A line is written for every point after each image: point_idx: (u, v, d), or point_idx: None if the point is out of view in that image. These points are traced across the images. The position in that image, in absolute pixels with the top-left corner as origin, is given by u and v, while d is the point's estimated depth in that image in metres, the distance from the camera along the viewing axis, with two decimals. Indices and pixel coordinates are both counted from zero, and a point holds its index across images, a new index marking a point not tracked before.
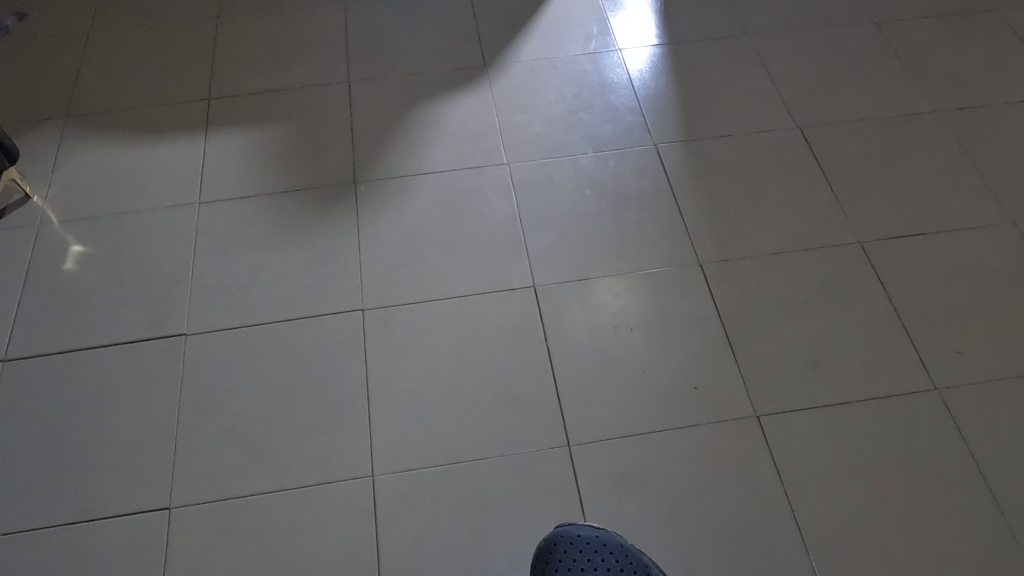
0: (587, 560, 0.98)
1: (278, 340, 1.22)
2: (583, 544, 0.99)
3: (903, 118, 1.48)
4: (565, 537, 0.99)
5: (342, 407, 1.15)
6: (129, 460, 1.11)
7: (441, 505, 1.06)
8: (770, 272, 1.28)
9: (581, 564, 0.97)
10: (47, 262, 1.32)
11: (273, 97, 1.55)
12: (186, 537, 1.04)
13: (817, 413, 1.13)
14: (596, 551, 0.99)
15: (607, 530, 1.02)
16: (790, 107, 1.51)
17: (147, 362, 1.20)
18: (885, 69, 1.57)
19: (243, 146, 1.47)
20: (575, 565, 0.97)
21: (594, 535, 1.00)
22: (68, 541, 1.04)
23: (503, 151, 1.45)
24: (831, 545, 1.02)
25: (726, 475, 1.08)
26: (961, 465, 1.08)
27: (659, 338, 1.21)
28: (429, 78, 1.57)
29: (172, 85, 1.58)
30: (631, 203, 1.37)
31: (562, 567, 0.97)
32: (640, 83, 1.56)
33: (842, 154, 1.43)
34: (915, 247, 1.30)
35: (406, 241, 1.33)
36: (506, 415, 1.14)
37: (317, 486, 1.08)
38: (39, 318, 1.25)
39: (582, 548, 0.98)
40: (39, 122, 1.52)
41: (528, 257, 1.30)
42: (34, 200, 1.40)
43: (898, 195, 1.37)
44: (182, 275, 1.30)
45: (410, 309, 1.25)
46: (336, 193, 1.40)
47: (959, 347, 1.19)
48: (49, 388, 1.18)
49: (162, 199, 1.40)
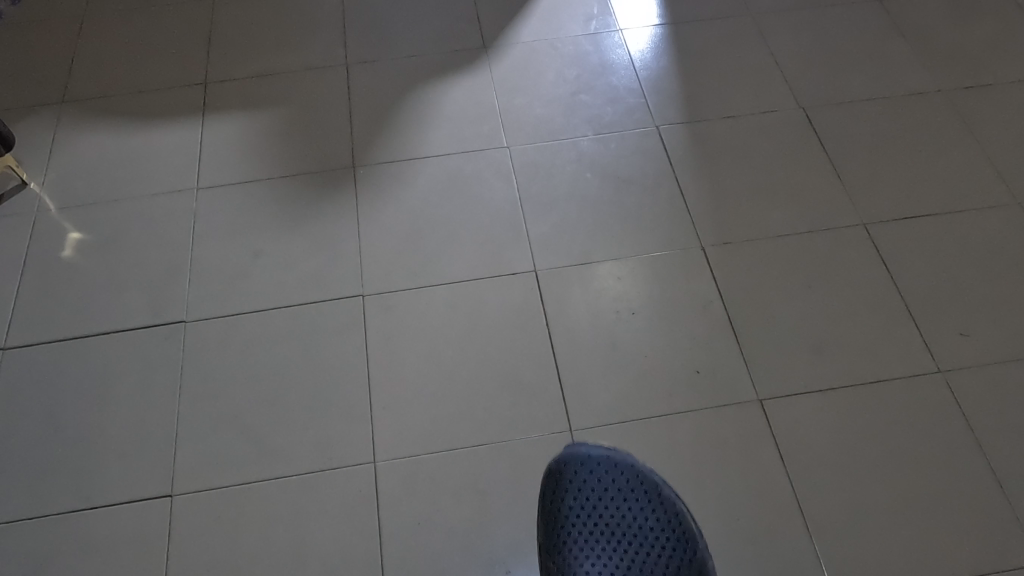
0: (597, 481, 1.05)
1: (278, 327, 1.21)
2: (594, 465, 1.05)
3: (908, 98, 1.46)
4: (577, 457, 1.05)
5: (342, 394, 1.14)
6: (130, 447, 1.11)
7: (443, 492, 1.06)
8: (772, 255, 1.27)
9: (592, 484, 1.05)
10: (45, 249, 1.31)
11: (271, 81, 1.53)
12: (189, 524, 1.04)
13: (820, 397, 1.12)
14: (606, 472, 1.05)
15: (617, 450, 1.08)
16: (794, 88, 1.49)
17: (148, 349, 1.19)
18: (890, 47, 1.54)
19: (240, 131, 1.46)
20: (584, 485, 1.04)
21: (604, 455, 1.06)
22: (71, 528, 1.04)
23: (503, 135, 1.43)
24: (833, 530, 1.02)
25: (729, 459, 1.07)
26: (965, 449, 1.08)
27: (661, 322, 1.20)
28: (428, 60, 1.56)
29: (168, 70, 1.56)
30: (633, 186, 1.36)
31: (572, 486, 1.04)
32: (641, 63, 1.54)
33: (846, 135, 1.41)
34: (921, 228, 1.29)
35: (405, 226, 1.31)
36: (508, 401, 1.13)
37: (319, 473, 1.08)
38: (38, 307, 1.24)
39: (592, 468, 1.05)
40: (36, 108, 1.51)
41: (528, 241, 1.29)
42: (31, 186, 1.39)
43: (903, 175, 1.35)
44: (181, 262, 1.29)
45: (410, 295, 1.24)
46: (334, 178, 1.38)
47: (964, 330, 1.18)
48: (50, 375, 1.17)
49: (159, 185, 1.39)
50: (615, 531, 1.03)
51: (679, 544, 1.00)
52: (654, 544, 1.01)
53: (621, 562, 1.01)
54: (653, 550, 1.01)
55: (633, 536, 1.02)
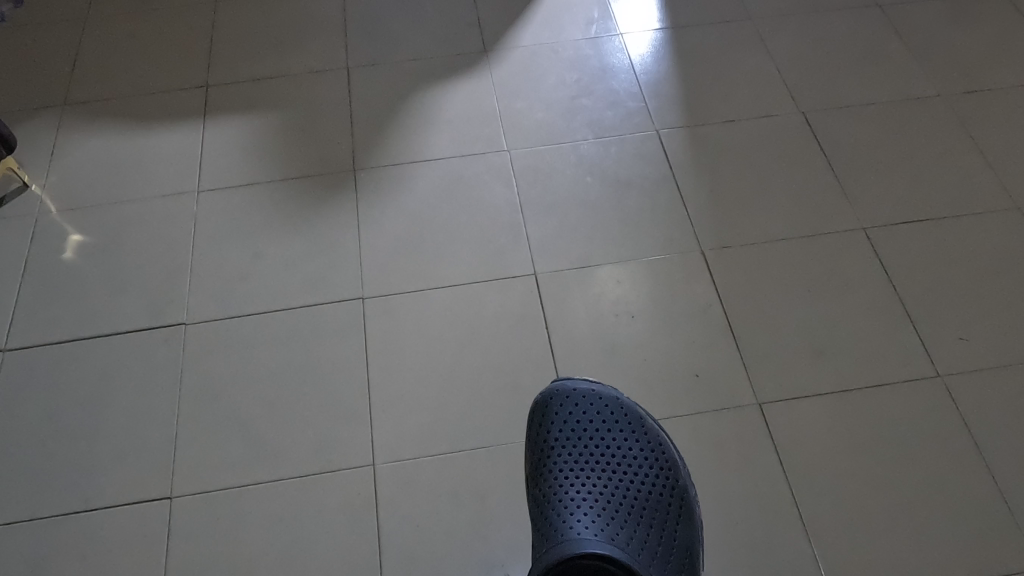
0: (582, 413, 1.05)
1: (278, 329, 1.21)
2: (579, 397, 1.06)
3: (907, 102, 1.47)
4: (562, 391, 1.07)
5: (342, 396, 1.15)
6: (130, 449, 1.11)
7: (443, 494, 1.06)
8: (772, 258, 1.27)
9: (577, 416, 1.05)
10: (46, 251, 1.31)
11: (272, 84, 1.54)
12: (187, 526, 1.04)
13: (819, 401, 1.13)
14: (591, 404, 1.06)
15: (603, 386, 1.09)
16: (793, 92, 1.49)
17: (149, 351, 1.20)
18: (889, 52, 1.55)
19: (241, 133, 1.46)
20: (570, 416, 1.05)
21: (589, 388, 1.08)
22: (70, 530, 1.04)
23: (503, 138, 1.44)
24: (832, 534, 1.02)
25: (728, 462, 1.07)
26: (965, 453, 1.08)
27: (660, 325, 1.20)
28: (429, 64, 1.56)
29: (170, 73, 1.56)
30: (632, 190, 1.36)
31: (558, 419, 1.05)
32: (641, 67, 1.54)
33: (845, 140, 1.42)
34: (919, 232, 1.29)
35: (405, 228, 1.32)
36: (507, 404, 1.13)
37: (319, 476, 1.08)
38: (39, 309, 1.25)
39: (578, 402, 1.06)
40: (37, 110, 1.51)
41: (528, 244, 1.30)
42: (32, 189, 1.39)
43: (902, 180, 1.36)
44: (181, 265, 1.29)
45: (410, 298, 1.24)
46: (335, 181, 1.39)
47: (963, 334, 1.18)
48: (50, 377, 1.18)
49: (160, 187, 1.39)
50: (600, 460, 1.03)
51: (662, 473, 1.02)
52: (639, 473, 1.02)
53: (605, 489, 1.01)
54: (637, 479, 1.02)
55: (618, 466, 1.03)
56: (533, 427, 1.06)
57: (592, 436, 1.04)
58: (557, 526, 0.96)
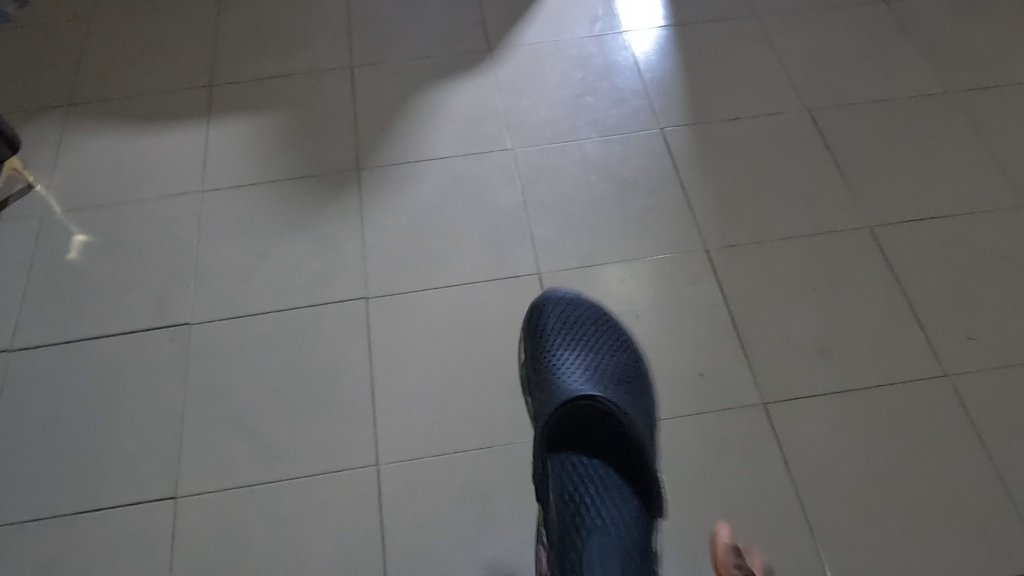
0: (569, 312, 1.09)
1: (281, 329, 1.21)
2: (565, 301, 1.11)
3: (915, 100, 1.45)
4: (551, 297, 1.11)
5: (346, 397, 1.14)
6: (135, 449, 1.11)
7: (446, 494, 1.06)
8: (778, 257, 1.26)
9: (566, 318, 1.08)
10: (51, 251, 1.32)
11: (276, 83, 1.54)
12: (191, 526, 1.04)
13: (824, 401, 1.12)
14: (576, 306, 1.10)
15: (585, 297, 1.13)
16: (800, 89, 1.48)
17: (154, 351, 1.20)
18: (896, 48, 1.54)
19: (245, 133, 1.46)
20: (558, 314, 1.09)
21: (573, 295, 1.12)
22: (75, 530, 1.05)
23: (507, 136, 1.43)
24: (837, 536, 1.01)
25: (733, 462, 1.07)
26: (972, 453, 1.07)
27: (665, 324, 1.20)
28: (433, 62, 1.56)
29: (174, 72, 1.56)
30: (637, 188, 1.35)
31: (547, 317, 1.09)
32: (646, 65, 1.54)
33: (852, 137, 1.41)
34: (926, 231, 1.28)
35: (409, 228, 1.31)
36: (511, 403, 1.13)
37: (322, 476, 1.08)
38: (44, 308, 1.25)
39: (564, 305, 1.10)
40: (42, 110, 1.51)
41: (532, 243, 1.29)
42: (38, 189, 1.40)
43: (909, 178, 1.35)
44: (185, 264, 1.29)
45: (413, 298, 1.24)
46: (339, 180, 1.38)
47: (971, 334, 1.17)
48: (56, 377, 1.18)
49: (164, 187, 1.39)
50: (586, 343, 1.05)
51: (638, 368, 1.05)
52: (620, 360, 1.05)
53: (591, 364, 1.02)
54: (619, 363, 1.04)
55: (602, 351, 1.05)
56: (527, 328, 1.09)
57: (584, 358, 1.03)
58: (550, 389, 0.97)
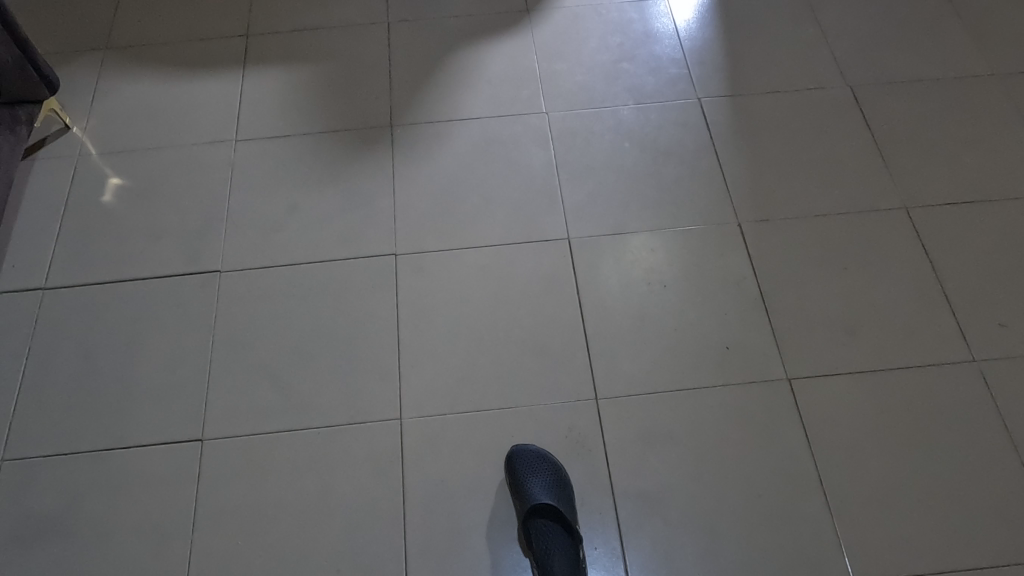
0: (539, 463, 1.03)
1: (310, 282, 1.22)
2: (533, 454, 1.04)
3: (961, 82, 1.42)
4: (521, 452, 1.04)
5: (370, 350, 1.16)
6: (164, 390, 1.13)
7: (467, 452, 1.07)
8: (809, 235, 1.25)
9: (536, 467, 1.02)
10: (86, 193, 1.33)
11: (311, 36, 1.53)
12: (217, 467, 1.06)
13: (849, 380, 1.12)
14: (540, 459, 1.03)
15: (548, 451, 1.06)
16: (842, 66, 1.45)
17: (185, 297, 1.21)
18: (944, 28, 1.50)
19: (279, 84, 1.46)
20: (534, 467, 1.02)
21: (542, 451, 1.05)
22: (105, 466, 1.07)
23: (542, 99, 1.42)
24: (854, 512, 1.02)
25: (754, 435, 1.07)
26: (995, 441, 1.06)
27: (692, 296, 1.19)
28: (470, 21, 1.54)
29: (210, 21, 1.56)
30: (670, 158, 1.34)
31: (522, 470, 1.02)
32: (685, 33, 1.51)
33: (893, 117, 1.38)
34: (964, 215, 1.26)
35: (440, 187, 1.31)
36: (535, 366, 1.14)
37: (346, 426, 1.09)
38: (77, 250, 1.26)
39: (536, 458, 1.04)
40: (80, 53, 1.52)
41: (562, 208, 1.29)
42: (73, 131, 1.41)
43: (949, 161, 1.32)
44: (217, 213, 1.30)
45: (442, 257, 1.24)
46: (372, 136, 1.38)
47: (1003, 321, 1.16)
48: (87, 316, 1.20)
49: (197, 135, 1.39)
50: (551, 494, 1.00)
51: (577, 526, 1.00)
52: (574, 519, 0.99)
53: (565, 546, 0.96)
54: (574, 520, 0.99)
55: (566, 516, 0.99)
56: (511, 474, 1.03)
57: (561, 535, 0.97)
58: None
